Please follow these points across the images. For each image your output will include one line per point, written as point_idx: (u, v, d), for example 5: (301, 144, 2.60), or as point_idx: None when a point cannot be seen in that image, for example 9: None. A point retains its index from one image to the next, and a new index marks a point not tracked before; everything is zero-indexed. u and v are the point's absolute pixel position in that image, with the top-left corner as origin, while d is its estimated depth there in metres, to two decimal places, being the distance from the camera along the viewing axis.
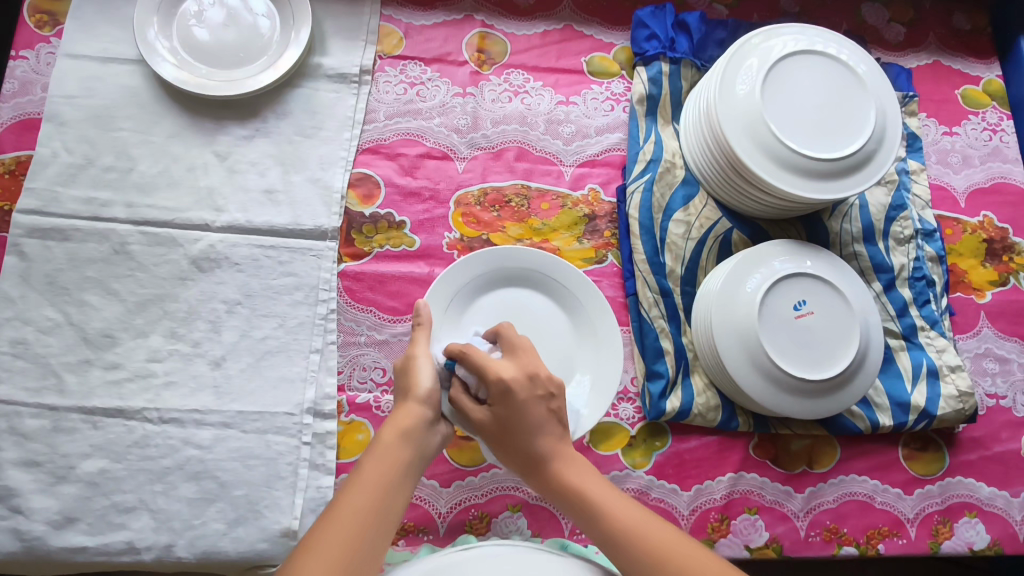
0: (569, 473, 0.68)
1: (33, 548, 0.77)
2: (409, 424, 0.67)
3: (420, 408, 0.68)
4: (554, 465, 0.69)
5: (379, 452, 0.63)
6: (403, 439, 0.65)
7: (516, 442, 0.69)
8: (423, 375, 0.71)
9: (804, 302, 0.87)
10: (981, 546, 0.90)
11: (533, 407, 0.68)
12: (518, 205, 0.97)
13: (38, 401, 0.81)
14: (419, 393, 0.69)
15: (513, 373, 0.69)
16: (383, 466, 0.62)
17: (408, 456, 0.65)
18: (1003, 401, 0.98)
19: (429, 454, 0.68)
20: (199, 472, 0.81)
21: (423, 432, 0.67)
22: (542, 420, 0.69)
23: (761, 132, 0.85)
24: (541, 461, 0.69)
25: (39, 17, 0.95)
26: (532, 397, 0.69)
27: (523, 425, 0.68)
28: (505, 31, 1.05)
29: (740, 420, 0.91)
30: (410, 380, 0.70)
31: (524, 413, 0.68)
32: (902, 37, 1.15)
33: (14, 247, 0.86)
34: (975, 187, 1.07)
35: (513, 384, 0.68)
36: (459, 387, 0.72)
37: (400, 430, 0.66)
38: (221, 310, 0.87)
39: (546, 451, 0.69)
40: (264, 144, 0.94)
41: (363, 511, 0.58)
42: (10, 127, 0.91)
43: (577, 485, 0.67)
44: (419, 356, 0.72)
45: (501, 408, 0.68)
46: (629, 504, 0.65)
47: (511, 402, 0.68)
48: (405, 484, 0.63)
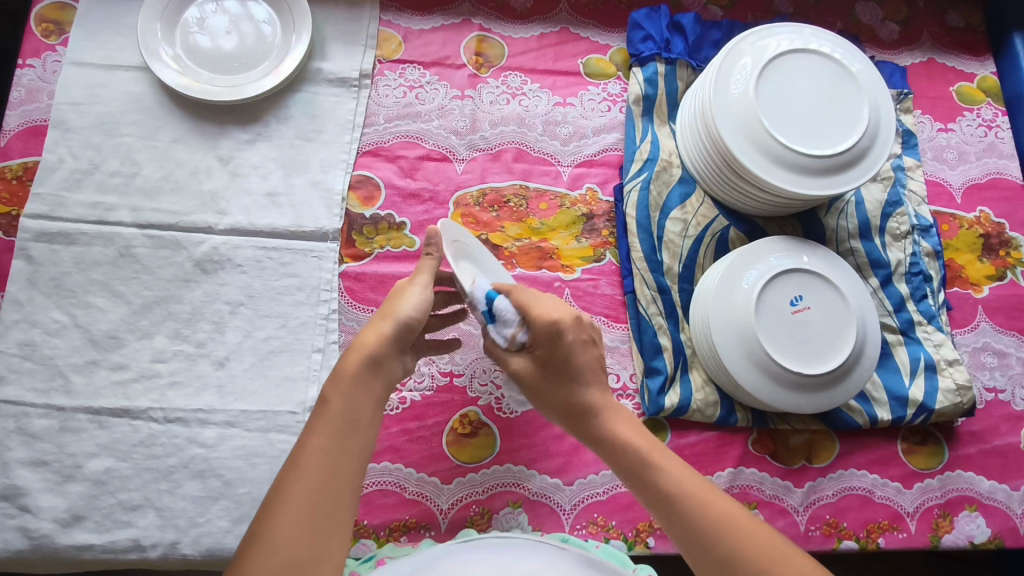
0: (615, 416, 0.74)
1: (40, 546, 0.78)
2: (378, 349, 0.66)
3: (391, 331, 0.68)
4: (612, 420, 0.74)
5: (347, 384, 0.64)
6: (367, 370, 0.65)
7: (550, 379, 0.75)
8: (409, 299, 0.70)
9: (800, 297, 0.87)
10: (982, 539, 0.91)
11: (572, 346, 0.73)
12: (517, 205, 0.99)
13: (46, 402, 0.83)
14: (398, 317, 0.68)
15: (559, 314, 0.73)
16: (346, 401, 0.63)
17: (372, 388, 0.65)
18: (1001, 395, 0.98)
19: (391, 382, 0.68)
20: (203, 471, 0.82)
21: (388, 359, 0.67)
22: (586, 365, 0.75)
23: (755, 129, 0.86)
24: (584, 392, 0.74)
25: (46, 26, 0.97)
26: (579, 338, 0.74)
27: (570, 369, 0.73)
28: (502, 35, 1.07)
29: (739, 415, 0.92)
30: (395, 303, 0.70)
31: (566, 354, 0.73)
32: (896, 35, 1.16)
33: (22, 251, 0.87)
34: (972, 183, 1.08)
35: (561, 326, 0.71)
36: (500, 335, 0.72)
37: (368, 357, 0.65)
38: (224, 311, 0.89)
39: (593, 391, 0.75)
40: (266, 148, 0.95)
41: (329, 452, 0.59)
42: (18, 134, 0.93)
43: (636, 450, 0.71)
44: (416, 279, 0.71)
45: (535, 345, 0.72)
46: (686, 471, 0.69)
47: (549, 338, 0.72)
48: (373, 413, 0.65)
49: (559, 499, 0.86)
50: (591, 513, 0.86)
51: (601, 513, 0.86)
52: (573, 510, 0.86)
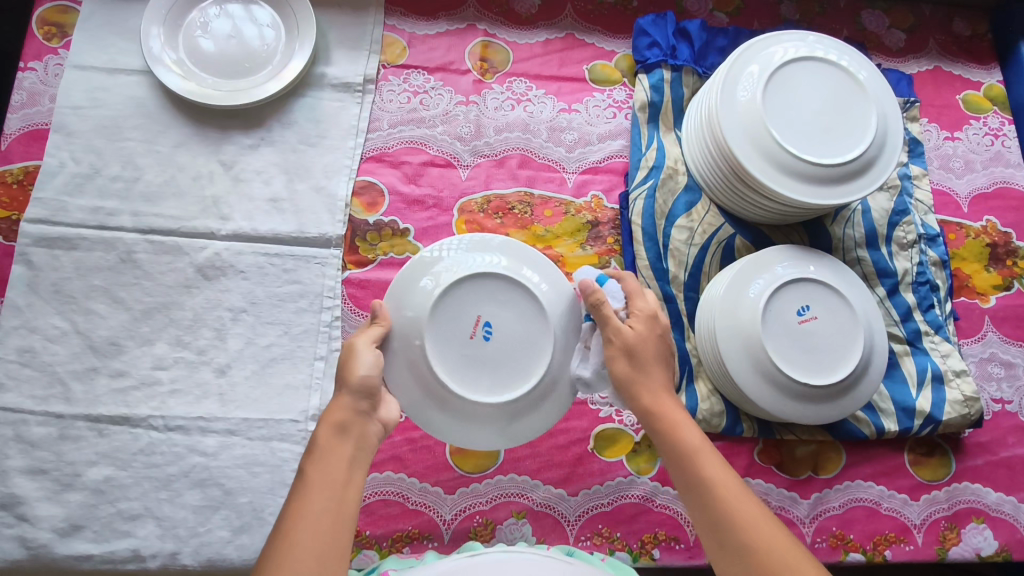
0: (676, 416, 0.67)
1: (38, 555, 0.77)
2: (341, 417, 0.63)
3: (352, 399, 0.65)
4: (664, 410, 0.67)
5: (317, 454, 0.61)
6: (337, 436, 0.62)
7: (644, 366, 0.69)
8: (358, 362, 0.66)
9: (807, 307, 0.87)
10: (989, 552, 0.90)
11: (663, 341, 0.71)
12: (521, 212, 0.98)
13: (45, 409, 0.82)
14: (353, 382, 0.65)
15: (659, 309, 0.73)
16: (324, 468, 0.60)
17: (348, 451, 0.62)
18: (1008, 406, 0.97)
19: (371, 443, 0.64)
20: (204, 480, 0.81)
21: (358, 423, 0.64)
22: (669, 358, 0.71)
23: (763, 139, 0.85)
24: (657, 387, 0.69)
25: (48, 29, 0.97)
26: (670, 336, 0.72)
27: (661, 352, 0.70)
28: (507, 40, 1.06)
29: (744, 425, 0.91)
30: (346, 369, 0.66)
31: (659, 344, 0.70)
32: (903, 43, 1.15)
33: (22, 256, 0.86)
34: (978, 192, 1.07)
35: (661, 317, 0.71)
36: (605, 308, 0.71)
37: (332, 426, 0.63)
38: (226, 318, 0.88)
39: (663, 381, 0.69)
40: (269, 153, 0.95)
41: (314, 517, 0.56)
42: (19, 138, 0.92)
43: (693, 458, 0.64)
44: (358, 340, 0.69)
45: (649, 332, 0.70)
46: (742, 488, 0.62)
47: (654, 328, 0.70)
48: (353, 473, 0.61)
49: (563, 509, 0.85)
50: (596, 524, 0.85)
51: (605, 524, 0.85)
52: (578, 521, 0.85)
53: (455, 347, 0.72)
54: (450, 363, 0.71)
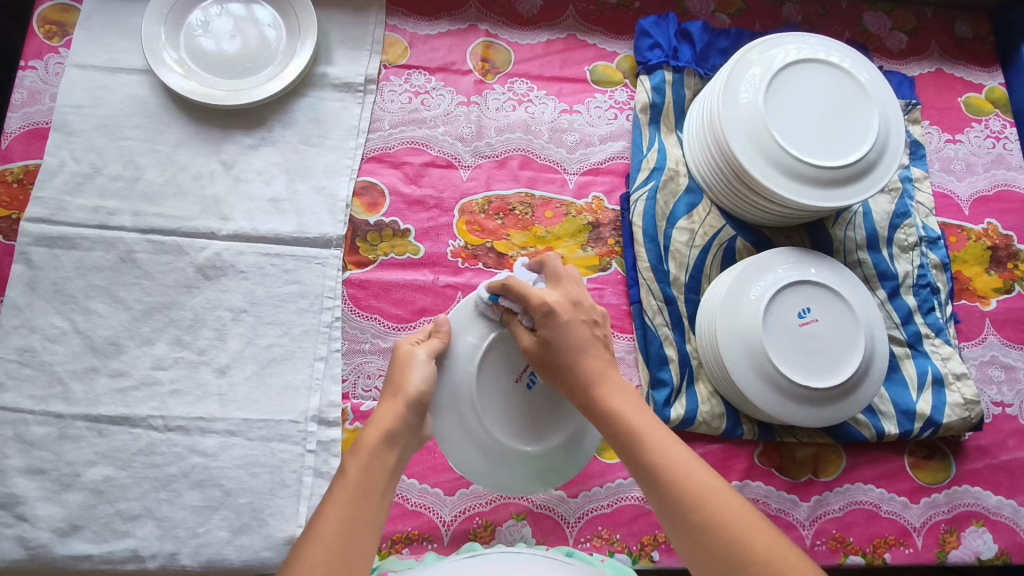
0: (613, 399, 0.65)
1: (37, 555, 0.77)
2: (392, 427, 0.64)
3: (407, 409, 0.65)
4: (602, 398, 0.65)
5: (367, 455, 0.61)
6: (386, 443, 0.63)
7: (561, 367, 0.66)
8: (417, 373, 0.67)
9: (808, 309, 0.86)
10: (989, 555, 0.90)
11: (575, 328, 0.67)
12: (522, 213, 0.98)
13: (45, 409, 0.81)
14: (410, 393, 0.66)
15: (556, 297, 0.68)
16: (369, 472, 0.60)
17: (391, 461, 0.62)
18: (1009, 409, 0.97)
19: (405, 459, 0.65)
20: (203, 480, 0.81)
21: (404, 436, 0.65)
22: (586, 341, 0.67)
23: (765, 141, 0.85)
24: (589, 379, 0.66)
25: (49, 28, 0.97)
26: (576, 320, 0.68)
27: (572, 344, 0.66)
28: (508, 41, 1.06)
29: (744, 428, 0.91)
30: (402, 376, 0.67)
31: (570, 336, 0.66)
32: (905, 45, 1.15)
33: (22, 255, 0.86)
34: (979, 195, 1.07)
35: (557, 308, 0.66)
36: (512, 320, 0.68)
37: (384, 433, 0.63)
38: (226, 318, 0.88)
39: (591, 371, 0.66)
40: (270, 153, 0.94)
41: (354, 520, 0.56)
42: (19, 136, 0.92)
43: (636, 438, 0.62)
44: (419, 350, 0.69)
45: (552, 332, 0.66)
46: (688, 455, 0.60)
47: (556, 323, 0.66)
48: (390, 486, 0.61)
49: (563, 511, 0.85)
50: (596, 526, 0.85)
51: (605, 526, 0.85)
52: (578, 523, 0.85)
53: (503, 387, 0.70)
54: (496, 403, 0.70)
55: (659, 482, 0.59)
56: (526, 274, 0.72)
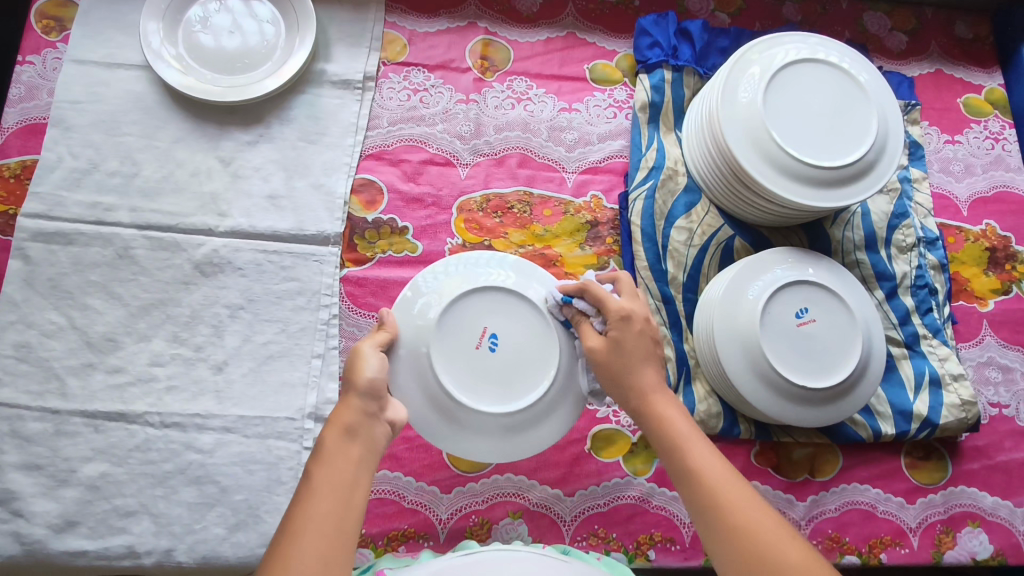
0: (663, 407, 0.68)
1: (33, 551, 0.77)
2: (350, 419, 0.63)
3: (361, 402, 0.65)
4: (650, 404, 0.68)
5: (325, 454, 0.61)
6: (346, 436, 0.62)
7: (622, 370, 0.70)
8: (367, 366, 0.67)
9: (806, 309, 0.86)
10: (985, 556, 0.90)
11: (644, 338, 0.71)
12: (520, 211, 0.98)
13: (41, 405, 0.81)
14: (361, 385, 0.66)
15: (634, 305, 0.72)
16: (333, 468, 0.59)
17: (356, 452, 0.62)
18: (1005, 410, 0.97)
19: (378, 445, 0.64)
20: (200, 477, 0.81)
21: (368, 426, 0.64)
22: (649, 353, 0.71)
23: (764, 141, 0.85)
24: (642, 389, 0.69)
25: (46, 23, 0.96)
26: (646, 331, 0.71)
27: (633, 353, 0.70)
28: (507, 39, 1.06)
29: (741, 427, 0.91)
30: (353, 373, 0.67)
31: (637, 343, 0.70)
32: (904, 46, 1.15)
33: (18, 251, 0.86)
34: (978, 196, 1.07)
35: (633, 315, 0.71)
36: (583, 321, 0.74)
37: (342, 427, 0.63)
38: (223, 315, 0.87)
39: (648, 379, 0.70)
40: (268, 150, 0.94)
41: (324, 516, 0.55)
42: (16, 132, 0.91)
43: (680, 447, 0.64)
44: (365, 348, 0.70)
45: (623, 335, 0.70)
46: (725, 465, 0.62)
47: (628, 329, 0.70)
48: (361, 476, 0.60)
49: (559, 510, 0.85)
50: (592, 524, 0.85)
51: (601, 525, 0.85)
52: (574, 521, 0.85)
53: (460, 353, 0.75)
54: (456, 369, 0.74)
55: (699, 489, 0.61)
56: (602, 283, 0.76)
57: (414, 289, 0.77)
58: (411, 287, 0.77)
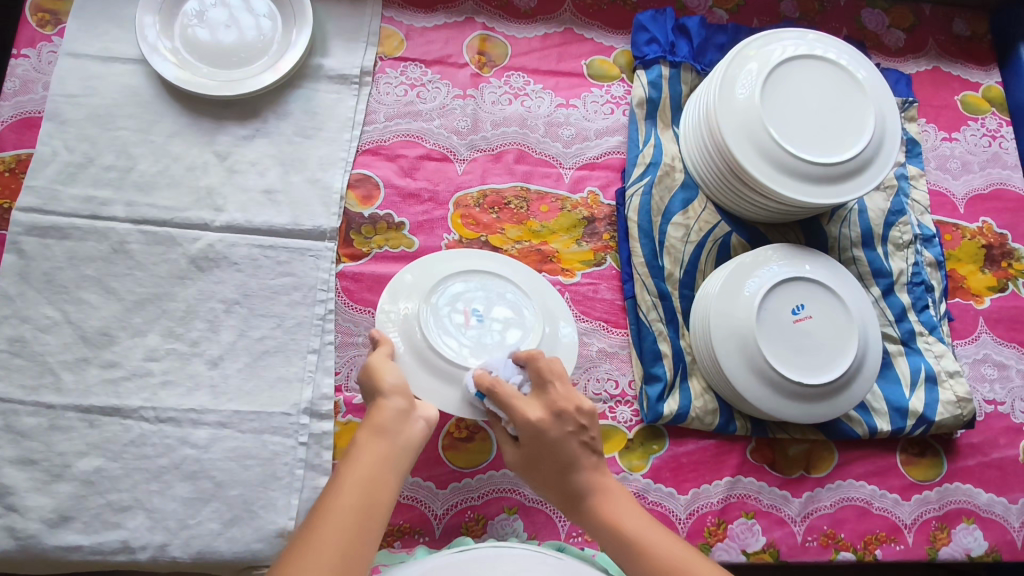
0: (607, 510, 0.69)
1: (27, 546, 0.76)
2: (382, 418, 0.66)
3: (392, 403, 0.68)
4: (597, 506, 0.70)
5: (356, 451, 0.63)
6: (377, 434, 0.65)
7: (554, 483, 0.72)
8: (386, 371, 0.72)
9: (802, 306, 0.87)
10: (979, 552, 0.90)
11: (563, 445, 0.70)
12: (517, 207, 0.97)
13: (35, 399, 0.81)
14: (386, 389, 0.70)
15: (539, 412, 0.71)
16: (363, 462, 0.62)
17: (385, 450, 0.64)
18: (1001, 407, 0.97)
19: (411, 443, 0.67)
20: (195, 472, 0.81)
21: (400, 424, 0.67)
22: (576, 456, 0.71)
23: (761, 137, 0.85)
24: (578, 495, 0.71)
25: (41, 16, 0.96)
26: (562, 434, 0.71)
27: (557, 463, 0.71)
28: (505, 34, 1.05)
29: (737, 424, 0.91)
30: (375, 380, 0.71)
31: (558, 451, 0.70)
32: (902, 43, 1.15)
33: (13, 245, 0.86)
34: (974, 194, 1.07)
35: (541, 425, 0.70)
36: (497, 424, 0.76)
37: (371, 427, 0.66)
38: (219, 310, 0.87)
39: (582, 486, 0.71)
40: (264, 144, 0.94)
41: (351, 506, 0.58)
42: (11, 125, 0.91)
43: (642, 544, 0.65)
44: (378, 358, 0.74)
45: (540, 450, 0.71)
46: (679, 546, 0.65)
47: (541, 442, 0.71)
48: (392, 472, 0.63)
49: (555, 506, 0.85)
50: None
51: None
52: (569, 518, 0.85)
53: (454, 334, 0.80)
54: (451, 344, 0.79)
55: None
56: (512, 371, 0.76)
57: (391, 295, 0.82)
58: (387, 296, 0.82)
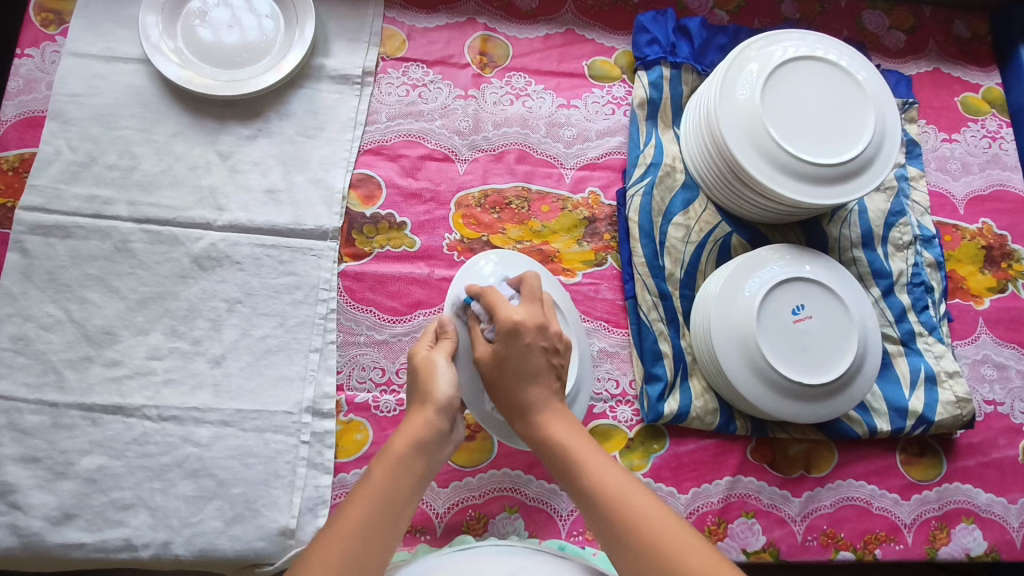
0: (559, 431, 0.69)
1: (30, 544, 0.77)
2: (424, 436, 0.65)
3: (436, 417, 0.67)
4: (540, 420, 0.69)
5: (391, 463, 0.63)
6: (416, 451, 0.65)
7: (507, 387, 0.69)
8: (443, 380, 0.69)
9: (801, 306, 0.87)
10: (978, 552, 0.91)
11: (531, 352, 0.69)
12: (519, 207, 0.98)
13: (38, 398, 0.81)
14: (438, 400, 0.67)
15: (527, 316, 0.70)
16: (392, 476, 0.62)
17: (419, 469, 0.64)
18: (1000, 408, 0.98)
19: (438, 466, 0.67)
20: (197, 470, 0.81)
21: (437, 444, 0.66)
22: (542, 369, 0.70)
23: (761, 137, 0.85)
24: (528, 407, 0.70)
25: (45, 16, 0.96)
26: (538, 344, 0.70)
27: (524, 369, 0.69)
28: (507, 35, 1.06)
29: (737, 423, 0.92)
30: (428, 385, 0.68)
31: (526, 357, 0.69)
32: (902, 44, 1.15)
33: (17, 244, 0.86)
34: (974, 195, 1.08)
35: (524, 326, 0.69)
36: (475, 325, 0.73)
37: (414, 442, 0.65)
38: (221, 308, 0.88)
39: (535, 400, 0.70)
40: (266, 144, 0.94)
41: (372, 521, 0.59)
42: (15, 125, 0.91)
43: (575, 461, 0.66)
44: (438, 358, 0.70)
45: (509, 349, 0.69)
46: (623, 478, 0.64)
47: (514, 343, 0.69)
48: (416, 492, 0.63)
49: (555, 504, 0.86)
50: None
51: None
52: (570, 516, 0.86)
53: None
54: None
55: (601, 505, 0.62)
56: (505, 287, 0.76)
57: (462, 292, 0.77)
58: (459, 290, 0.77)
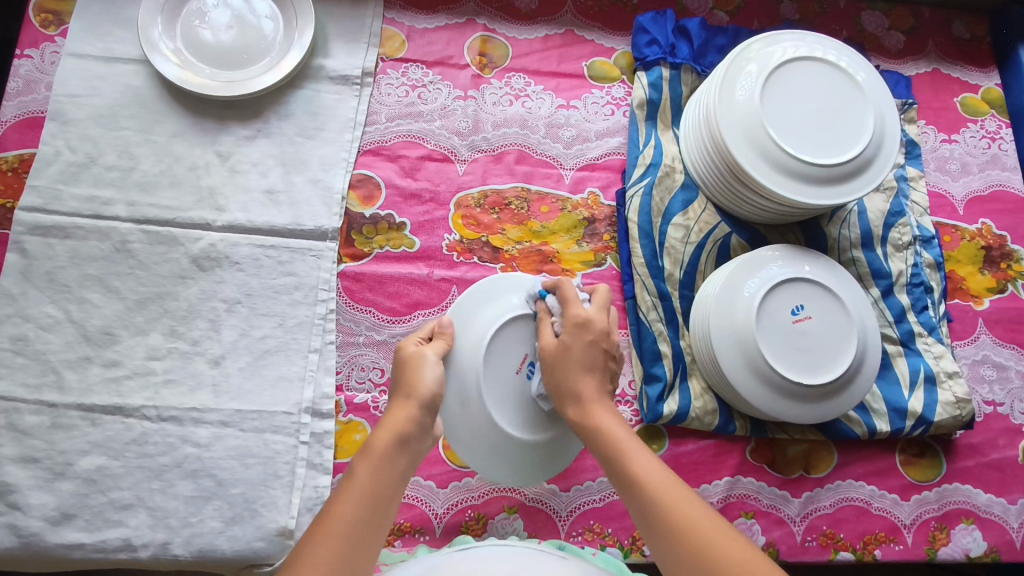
0: (610, 424, 0.68)
1: (29, 544, 0.77)
2: (406, 429, 0.65)
3: (420, 413, 0.67)
4: (594, 411, 0.69)
5: (376, 458, 0.62)
6: (399, 445, 0.64)
7: (564, 373, 0.70)
8: (429, 373, 0.69)
9: (801, 306, 0.87)
10: (978, 552, 0.91)
11: (595, 351, 0.71)
12: (518, 208, 0.98)
13: (38, 398, 0.81)
14: (423, 395, 0.67)
15: (597, 321, 0.72)
16: (377, 471, 0.61)
17: (402, 465, 0.64)
18: (1000, 408, 0.98)
19: (419, 459, 0.67)
20: (196, 470, 0.81)
21: (419, 438, 0.66)
22: (598, 368, 0.71)
23: (761, 138, 0.85)
24: (583, 398, 0.70)
25: (44, 17, 0.96)
26: (599, 346, 0.71)
27: (586, 363, 0.70)
28: (506, 35, 1.06)
29: (737, 424, 0.92)
30: (414, 378, 0.69)
31: (588, 353, 0.70)
32: (902, 45, 1.15)
33: (16, 245, 0.86)
34: (974, 195, 1.08)
35: (592, 326, 0.71)
36: (545, 317, 0.73)
37: (397, 435, 0.64)
38: (220, 309, 0.88)
39: (589, 392, 0.70)
40: (266, 144, 0.94)
41: (359, 517, 0.58)
42: (14, 126, 0.91)
43: (622, 456, 0.65)
44: (427, 352, 0.71)
45: (576, 340, 0.70)
46: (672, 479, 0.63)
47: (581, 338, 0.70)
48: (400, 487, 0.63)
49: (555, 505, 0.86)
50: (587, 520, 0.86)
51: (596, 520, 0.86)
52: (569, 517, 0.85)
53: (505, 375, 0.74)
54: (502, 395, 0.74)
55: (643, 498, 0.61)
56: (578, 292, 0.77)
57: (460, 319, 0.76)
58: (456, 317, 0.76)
